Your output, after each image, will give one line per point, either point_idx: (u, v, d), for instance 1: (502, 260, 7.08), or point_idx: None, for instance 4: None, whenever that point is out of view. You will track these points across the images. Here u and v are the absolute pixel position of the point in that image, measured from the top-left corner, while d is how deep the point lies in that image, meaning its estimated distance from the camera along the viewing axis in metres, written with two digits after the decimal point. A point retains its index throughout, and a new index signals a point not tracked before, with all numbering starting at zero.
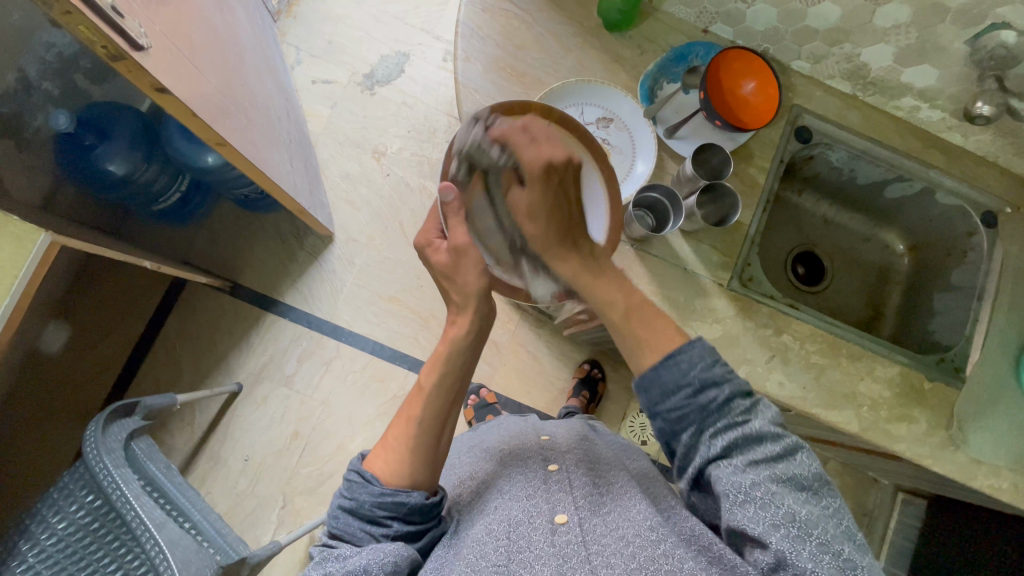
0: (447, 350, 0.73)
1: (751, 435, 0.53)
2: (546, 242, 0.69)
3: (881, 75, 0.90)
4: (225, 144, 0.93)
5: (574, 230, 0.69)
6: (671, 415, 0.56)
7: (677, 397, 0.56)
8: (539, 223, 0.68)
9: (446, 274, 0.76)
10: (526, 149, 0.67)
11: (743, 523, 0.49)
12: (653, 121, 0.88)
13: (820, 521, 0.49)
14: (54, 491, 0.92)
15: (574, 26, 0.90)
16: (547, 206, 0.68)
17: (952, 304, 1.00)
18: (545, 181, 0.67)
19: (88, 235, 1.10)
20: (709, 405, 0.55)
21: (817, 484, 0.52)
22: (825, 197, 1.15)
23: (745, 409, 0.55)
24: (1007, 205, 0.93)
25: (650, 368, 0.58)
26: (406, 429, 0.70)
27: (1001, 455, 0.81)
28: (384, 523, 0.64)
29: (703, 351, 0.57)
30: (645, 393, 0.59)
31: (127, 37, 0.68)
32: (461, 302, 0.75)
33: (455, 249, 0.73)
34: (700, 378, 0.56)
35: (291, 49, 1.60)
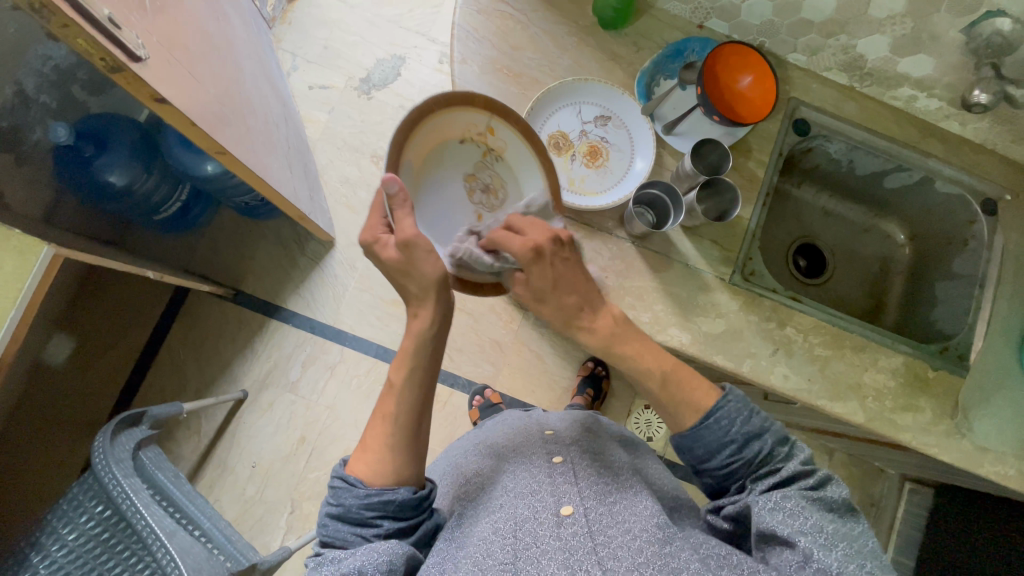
0: (414, 346, 0.72)
1: (787, 476, 0.56)
2: (567, 318, 0.67)
3: (878, 65, 0.90)
4: (224, 152, 0.93)
5: (590, 297, 0.68)
6: (720, 471, 0.60)
7: (723, 453, 0.59)
8: (551, 304, 0.66)
9: (400, 269, 0.69)
10: (512, 243, 0.65)
11: (772, 524, 0.51)
12: (650, 118, 0.89)
13: (845, 537, 0.50)
14: (64, 502, 0.93)
15: (569, 25, 0.90)
16: (555, 287, 0.66)
17: (954, 293, 0.99)
18: (541, 264, 0.65)
19: (89, 246, 1.10)
20: (753, 457, 0.58)
21: (846, 511, 0.54)
22: (824, 189, 1.15)
23: (783, 455, 0.58)
24: (1007, 192, 0.93)
25: (690, 428, 0.62)
26: (382, 429, 0.69)
27: (1006, 443, 0.81)
28: (374, 524, 0.64)
29: (738, 403, 0.61)
30: (689, 452, 0.62)
31: (125, 48, 0.68)
32: (420, 295, 0.71)
33: (405, 242, 0.67)
34: (742, 433, 0.59)
35: (287, 56, 1.61)
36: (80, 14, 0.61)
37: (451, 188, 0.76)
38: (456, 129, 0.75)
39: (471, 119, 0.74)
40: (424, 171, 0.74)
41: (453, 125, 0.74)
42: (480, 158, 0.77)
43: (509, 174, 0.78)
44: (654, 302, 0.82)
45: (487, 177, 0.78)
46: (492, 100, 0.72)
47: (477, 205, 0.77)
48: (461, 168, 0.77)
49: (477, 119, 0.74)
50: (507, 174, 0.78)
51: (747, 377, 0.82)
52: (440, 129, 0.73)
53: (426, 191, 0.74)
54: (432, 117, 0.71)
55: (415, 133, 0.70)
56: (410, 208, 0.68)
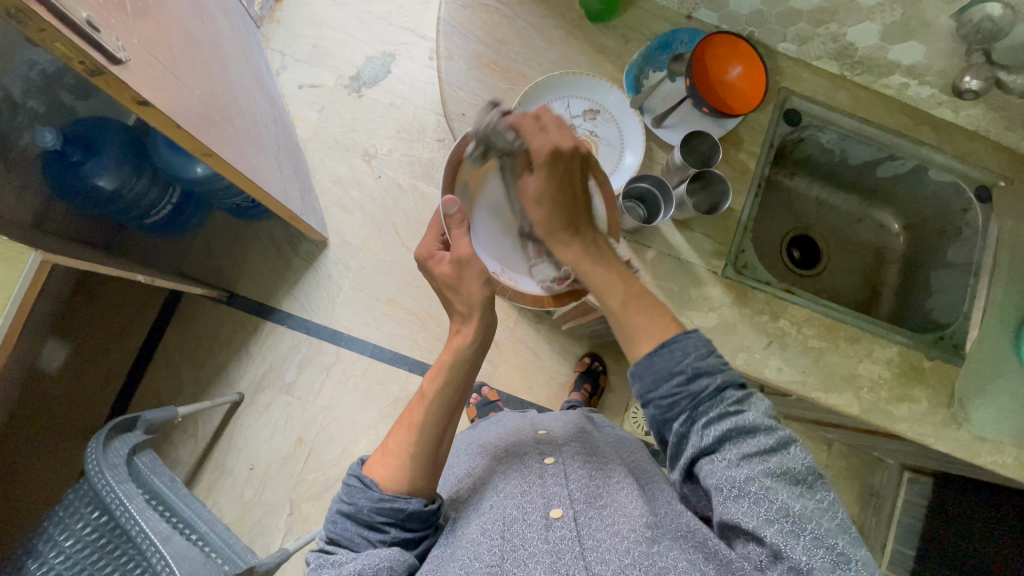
0: (452, 361, 0.73)
1: (743, 429, 0.52)
2: (550, 229, 0.64)
3: (868, 53, 0.89)
4: (211, 154, 0.92)
5: (579, 218, 0.65)
6: (663, 402, 0.55)
7: (671, 384, 0.55)
8: (544, 210, 0.64)
9: (449, 284, 0.74)
10: (535, 135, 0.63)
11: (737, 518, 0.49)
12: (639, 110, 0.87)
13: (811, 514, 0.48)
14: (60, 509, 0.92)
15: (556, 19, 0.89)
16: (555, 193, 0.63)
17: (949, 281, 0.99)
18: (552, 167, 0.62)
19: (80, 251, 1.09)
20: (700, 393, 0.54)
21: (811, 477, 0.51)
22: (818, 179, 1.14)
23: (736, 400, 0.54)
24: (1000, 179, 0.92)
25: (644, 355, 0.58)
26: (407, 436, 0.70)
27: (1003, 430, 0.81)
28: (382, 528, 0.64)
29: (699, 342, 0.57)
30: (640, 381, 0.58)
31: (105, 51, 0.67)
32: (464, 312, 0.75)
33: (459, 259, 0.69)
34: (694, 366, 0.55)
35: (276, 55, 1.59)
36: (57, 18, 0.60)
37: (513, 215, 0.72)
38: None
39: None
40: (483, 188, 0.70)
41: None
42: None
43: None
44: None
45: None
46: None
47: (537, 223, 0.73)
48: None
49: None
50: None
51: (741, 371, 0.81)
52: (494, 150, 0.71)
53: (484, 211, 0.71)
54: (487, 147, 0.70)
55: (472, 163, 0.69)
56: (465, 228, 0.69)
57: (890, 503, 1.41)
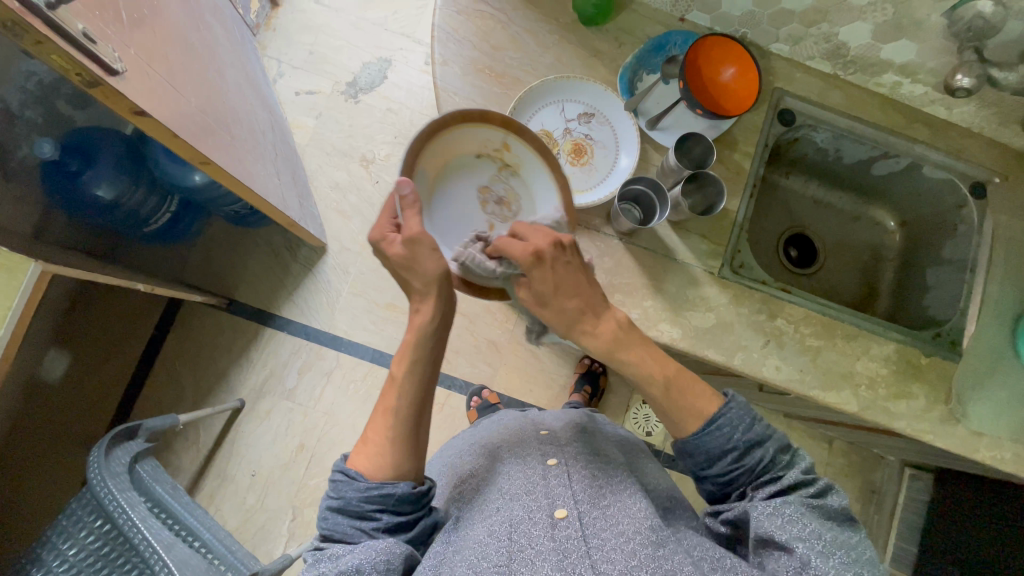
0: (416, 340, 0.71)
1: (788, 484, 0.56)
2: (569, 322, 0.66)
3: (861, 52, 0.90)
4: (209, 163, 0.92)
5: (592, 300, 0.67)
6: (719, 479, 0.59)
7: (724, 461, 0.59)
8: (554, 306, 0.66)
9: (405, 264, 0.71)
10: (514, 250, 0.66)
11: (769, 529, 0.51)
12: (634, 113, 0.88)
13: (843, 544, 0.50)
14: (63, 518, 0.93)
15: (550, 24, 0.89)
16: (555, 290, 0.65)
17: (945, 278, 0.99)
18: (541, 269, 0.65)
19: (79, 260, 1.10)
20: (754, 466, 0.58)
21: (845, 520, 0.54)
22: (813, 178, 1.14)
23: (785, 462, 0.58)
24: (995, 175, 0.93)
25: (692, 434, 0.61)
26: (384, 423, 0.69)
27: (1001, 426, 0.81)
28: (373, 517, 0.64)
29: (741, 411, 0.60)
30: (690, 458, 0.62)
31: (101, 62, 0.67)
32: (424, 290, 0.72)
33: (411, 238, 0.70)
34: (744, 440, 0.58)
35: (273, 63, 1.60)
36: (55, 32, 0.61)
37: (466, 196, 0.81)
38: (471, 147, 0.81)
39: (487, 136, 0.80)
40: (440, 180, 0.79)
41: (470, 141, 0.79)
42: (496, 172, 0.82)
43: (523, 188, 0.82)
44: (644, 298, 0.82)
45: (500, 190, 0.82)
46: (507, 118, 0.78)
47: (490, 214, 0.81)
48: (476, 180, 0.82)
49: (492, 136, 0.80)
50: (521, 189, 0.82)
51: (739, 371, 0.82)
52: (455, 145, 0.79)
53: (440, 202, 0.79)
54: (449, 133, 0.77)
55: (433, 142, 0.76)
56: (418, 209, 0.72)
57: (891, 500, 1.41)
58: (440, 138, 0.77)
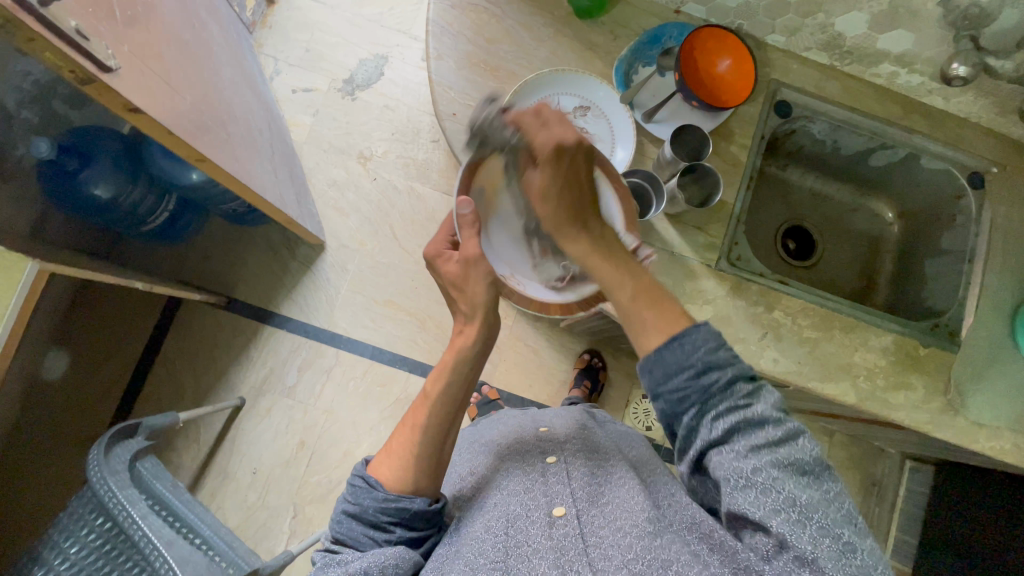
0: (453, 363, 0.71)
1: (751, 420, 0.52)
2: (557, 224, 0.64)
3: (857, 43, 0.89)
4: (205, 160, 0.92)
5: (586, 211, 0.64)
6: (673, 396, 0.54)
7: (681, 378, 0.54)
8: (550, 206, 0.63)
9: (455, 284, 0.73)
10: (537, 135, 0.63)
11: (743, 507, 0.48)
12: (629, 106, 0.88)
13: (819, 504, 0.48)
14: (64, 516, 0.93)
15: (545, 17, 0.89)
16: (558, 189, 0.62)
17: (944, 269, 0.99)
18: (556, 163, 0.62)
19: (77, 260, 1.10)
20: (713, 389, 0.53)
21: (820, 468, 0.51)
22: (811, 170, 1.14)
23: (749, 394, 0.54)
24: (993, 165, 0.92)
25: (654, 350, 0.56)
26: (411, 438, 0.70)
27: (1000, 416, 0.81)
28: (387, 528, 0.65)
29: (709, 334, 0.55)
30: (648, 374, 0.56)
31: (94, 59, 0.67)
32: (469, 313, 0.73)
33: (466, 259, 0.70)
34: (704, 360, 0.54)
35: (269, 60, 1.60)
36: (48, 29, 0.61)
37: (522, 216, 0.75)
38: None
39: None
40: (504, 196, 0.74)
41: None
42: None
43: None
44: None
45: None
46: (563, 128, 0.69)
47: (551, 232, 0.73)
48: None
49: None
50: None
51: None
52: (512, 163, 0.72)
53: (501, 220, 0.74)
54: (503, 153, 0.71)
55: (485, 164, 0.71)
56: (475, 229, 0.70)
57: (892, 493, 1.41)
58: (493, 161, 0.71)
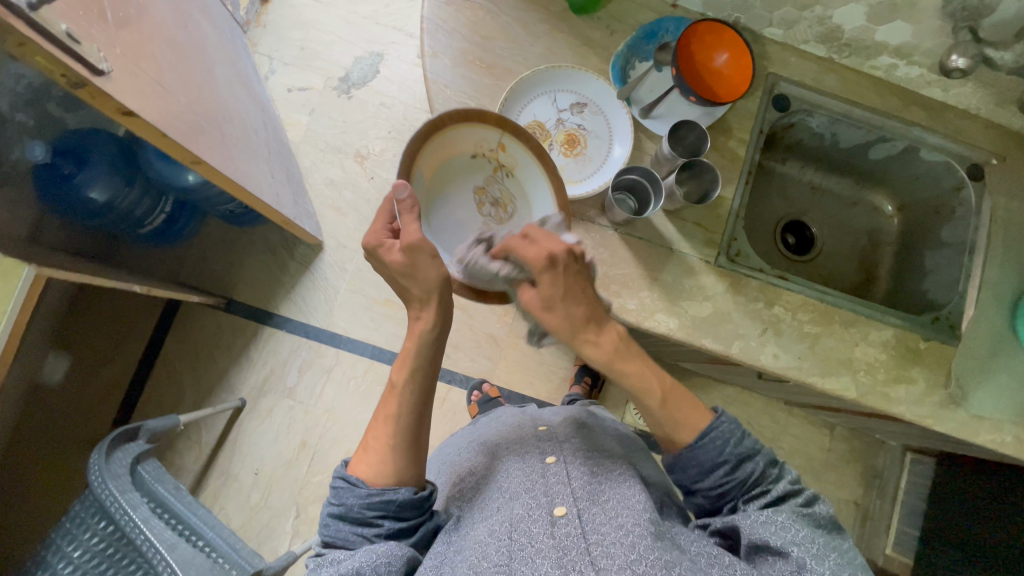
0: (415, 348, 0.71)
1: (778, 495, 0.58)
2: (572, 329, 0.64)
3: (856, 35, 0.88)
4: (200, 162, 0.91)
5: (598, 313, 0.65)
6: (711, 492, 0.61)
7: (716, 474, 0.61)
8: (559, 313, 0.64)
9: (404, 272, 0.71)
10: (526, 251, 0.64)
11: (765, 536, 0.53)
12: (627, 102, 0.87)
13: (836, 548, 0.53)
14: (67, 520, 0.93)
15: (540, 12, 0.88)
16: (563, 296, 0.64)
17: (945, 262, 0.98)
18: (552, 273, 0.64)
19: (75, 264, 1.10)
20: (746, 477, 0.60)
21: (835, 528, 0.57)
22: (809, 163, 1.13)
23: (774, 476, 0.60)
24: (993, 157, 0.92)
25: (685, 446, 0.63)
26: (384, 431, 0.70)
27: (1001, 410, 0.81)
28: (375, 523, 0.65)
29: (732, 425, 0.62)
30: (682, 471, 0.64)
31: (86, 62, 0.67)
32: (424, 297, 0.71)
33: (409, 246, 0.68)
34: (735, 453, 0.60)
35: (264, 59, 1.59)
36: (37, 32, 0.60)
37: (460, 200, 0.79)
38: (468, 146, 0.79)
39: (483, 136, 0.78)
40: (436, 183, 0.78)
41: (465, 142, 0.78)
42: (491, 173, 0.80)
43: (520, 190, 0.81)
44: (640, 289, 0.81)
45: (496, 191, 0.81)
46: (503, 119, 0.76)
47: (485, 216, 0.80)
48: (473, 182, 0.80)
49: (488, 136, 0.78)
50: (517, 190, 0.80)
51: (737, 359, 0.81)
52: (453, 146, 0.77)
53: (435, 207, 0.78)
54: (443, 135, 0.75)
55: (426, 147, 0.75)
56: (416, 214, 0.70)
57: (893, 484, 1.41)
58: (433, 142, 0.75)
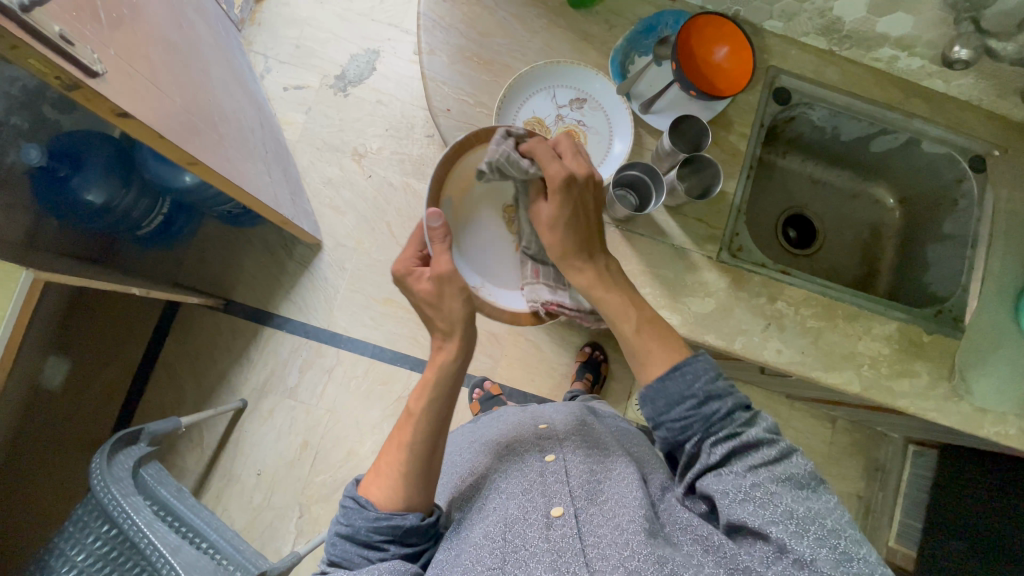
0: (435, 377, 0.72)
1: (748, 441, 0.57)
2: (564, 251, 0.73)
3: (857, 27, 0.87)
4: (197, 163, 0.91)
5: (592, 243, 0.74)
6: (675, 425, 0.61)
7: (682, 407, 0.61)
8: (557, 234, 0.73)
9: (430, 301, 0.73)
10: (547, 166, 0.70)
11: (742, 516, 0.53)
12: (627, 97, 0.86)
13: (813, 512, 0.52)
14: (70, 525, 0.93)
15: (538, 7, 0.87)
16: (567, 219, 0.72)
17: (946, 254, 0.98)
18: (567, 193, 0.70)
19: (74, 268, 1.09)
20: (713, 416, 0.59)
21: (814, 482, 0.56)
22: (811, 157, 1.12)
23: (745, 420, 0.59)
24: (995, 148, 0.91)
25: (657, 378, 0.64)
26: (397, 456, 0.69)
27: (1005, 401, 0.81)
28: (381, 547, 0.66)
29: (706, 365, 0.62)
30: (650, 404, 0.64)
31: (80, 64, 0.66)
32: (447, 329, 0.73)
33: (438, 276, 0.72)
34: (704, 390, 0.61)
35: (259, 58, 1.58)
36: (29, 34, 0.60)
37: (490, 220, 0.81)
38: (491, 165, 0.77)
39: None
40: (465, 208, 0.79)
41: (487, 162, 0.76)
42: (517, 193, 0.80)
43: None
44: (642, 286, 0.81)
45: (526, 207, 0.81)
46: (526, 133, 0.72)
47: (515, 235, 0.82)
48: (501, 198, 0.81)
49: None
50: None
51: (740, 355, 0.81)
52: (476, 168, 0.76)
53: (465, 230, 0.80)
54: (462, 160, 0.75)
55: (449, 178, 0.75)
56: (446, 243, 0.73)
57: (896, 476, 1.42)
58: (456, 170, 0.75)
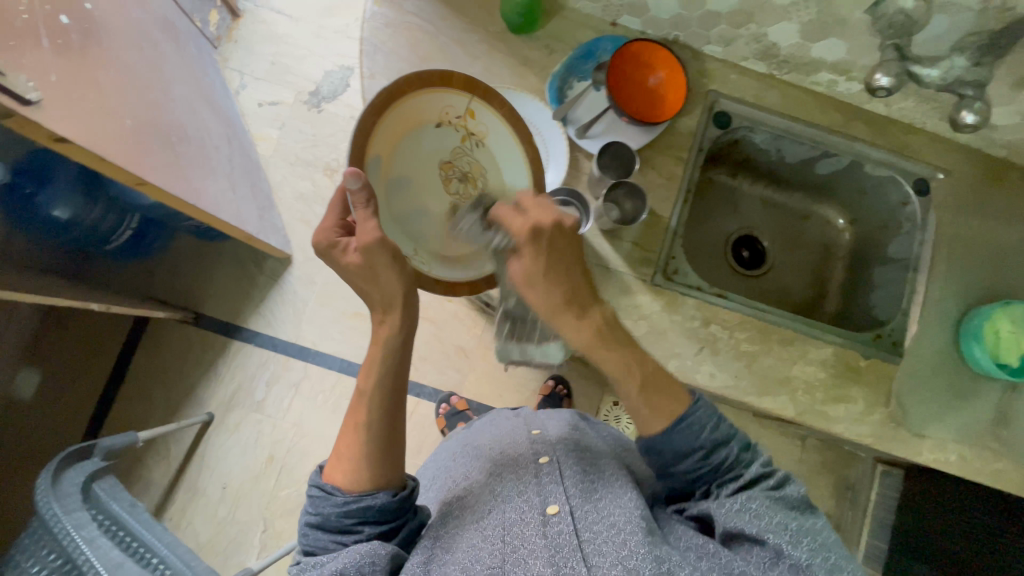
0: (382, 355, 0.71)
1: (750, 479, 0.59)
2: (552, 306, 0.62)
3: (792, 52, 0.87)
4: (145, 184, 0.91)
5: (582, 296, 0.62)
6: (685, 475, 0.61)
7: (691, 460, 0.60)
8: (539, 289, 0.62)
9: (363, 275, 0.69)
10: (512, 223, 0.63)
11: (738, 524, 0.55)
12: (563, 122, 0.87)
13: (808, 531, 0.55)
14: (26, 536, 0.93)
15: (478, 33, 0.89)
16: (544, 271, 0.62)
17: (892, 278, 0.98)
18: (536, 248, 0.62)
19: (43, 283, 1.11)
20: (719, 462, 0.60)
21: (805, 506, 0.59)
22: (759, 178, 1.13)
23: (748, 460, 0.61)
24: (939, 171, 0.91)
25: (660, 431, 0.61)
26: (354, 438, 0.68)
27: (941, 427, 0.81)
28: (354, 530, 0.65)
29: (709, 410, 0.62)
30: (656, 454, 0.62)
31: (11, 92, 0.67)
32: (385, 304, 0.71)
33: (365, 247, 0.67)
34: (711, 439, 0.60)
35: (235, 75, 1.60)
36: None
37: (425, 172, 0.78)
38: (431, 115, 0.75)
39: (450, 103, 0.75)
40: (395, 166, 0.75)
41: (428, 110, 0.74)
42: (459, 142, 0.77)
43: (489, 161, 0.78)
44: None
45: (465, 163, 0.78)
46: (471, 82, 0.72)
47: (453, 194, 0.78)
48: (439, 153, 0.78)
49: (456, 102, 0.74)
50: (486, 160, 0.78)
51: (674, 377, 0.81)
52: (413, 115, 0.73)
53: (395, 188, 0.76)
54: (403, 105, 0.72)
55: (379, 125, 0.71)
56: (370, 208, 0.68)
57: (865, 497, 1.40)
58: (388, 120, 0.71)
